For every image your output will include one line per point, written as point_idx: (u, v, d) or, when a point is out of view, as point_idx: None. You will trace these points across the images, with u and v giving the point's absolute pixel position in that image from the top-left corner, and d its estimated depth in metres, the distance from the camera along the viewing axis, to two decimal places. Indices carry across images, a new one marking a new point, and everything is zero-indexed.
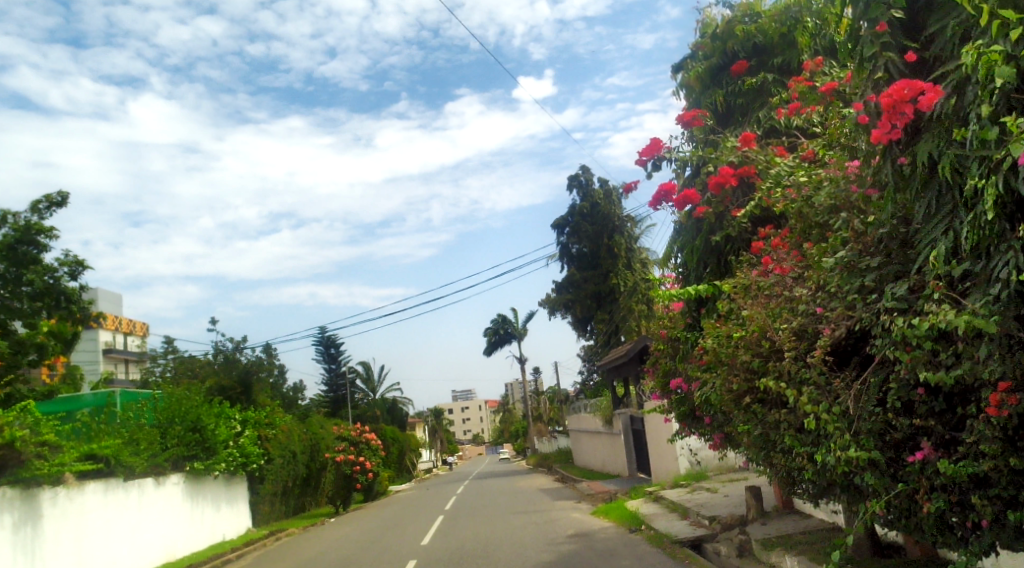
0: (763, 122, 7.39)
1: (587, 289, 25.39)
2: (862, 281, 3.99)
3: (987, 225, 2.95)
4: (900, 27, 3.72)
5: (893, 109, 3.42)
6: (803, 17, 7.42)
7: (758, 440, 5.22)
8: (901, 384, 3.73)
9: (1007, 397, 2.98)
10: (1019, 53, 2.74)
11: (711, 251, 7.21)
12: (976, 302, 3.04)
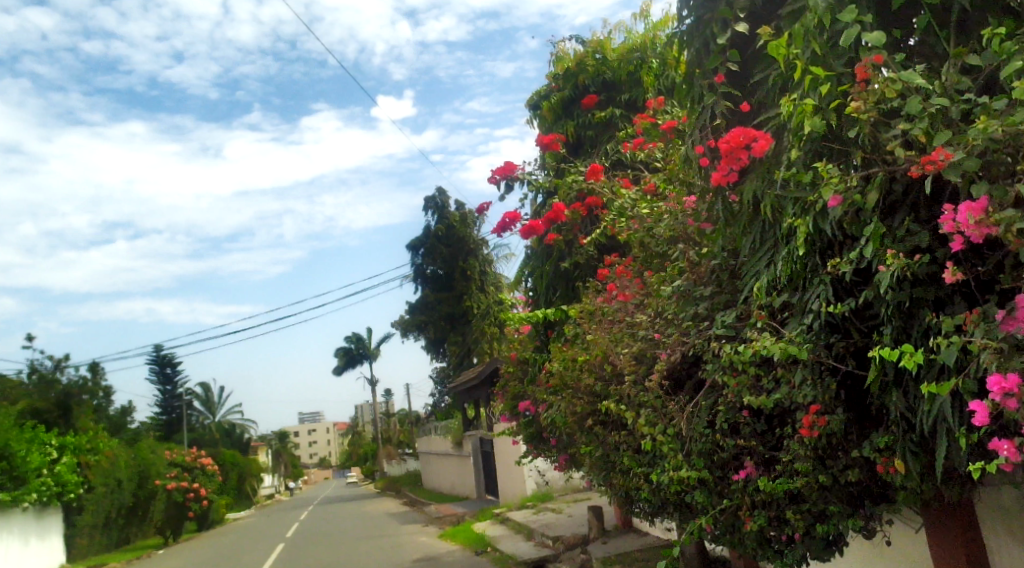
0: (611, 155, 7.71)
1: (442, 310, 25.30)
2: (696, 309, 4.23)
3: (798, 261, 3.17)
4: (730, 76, 3.96)
5: (730, 154, 3.57)
6: (649, 57, 7.81)
7: (599, 461, 5.35)
8: (728, 407, 3.96)
9: (817, 418, 3.22)
10: (827, 106, 2.87)
11: (560, 276, 7.41)
12: (793, 330, 3.25)
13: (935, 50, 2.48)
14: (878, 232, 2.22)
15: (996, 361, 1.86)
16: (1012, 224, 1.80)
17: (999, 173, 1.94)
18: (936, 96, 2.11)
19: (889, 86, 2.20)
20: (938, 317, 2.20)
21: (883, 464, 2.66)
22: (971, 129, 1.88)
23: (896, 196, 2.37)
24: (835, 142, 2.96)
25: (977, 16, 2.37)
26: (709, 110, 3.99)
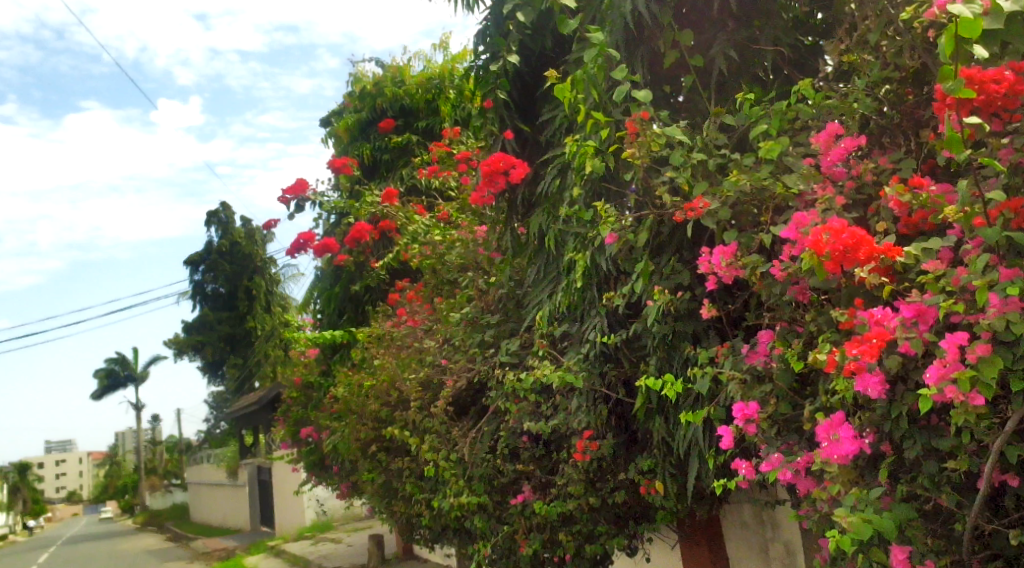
0: (406, 180, 7.66)
1: (219, 331, 23.55)
2: (482, 336, 4.28)
3: (576, 293, 3.31)
4: (518, 110, 4.01)
5: (489, 177, 3.74)
6: (446, 88, 7.85)
7: (381, 489, 5.19)
8: (510, 432, 4.03)
9: (589, 443, 3.35)
10: (607, 150, 2.85)
11: (350, 299, 7.19)
12: (572, 358, 3.39)
13: (698, 108, 2.65)
14: (647, 269, 2.30)
15: (740, 391, 2.02)
16: (756, 267, 1.98)
17: (747, 222, 2.12)
18: (695, 151, 2.20)
19: (653, 139, 2.18)
20: (695, 351, 2.36)
21: (644, 486, 2.81)
22: (725, 181, 2.04)
23: (663, 238, 2.45)
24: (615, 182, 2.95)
25: (733, 77, 2.60)
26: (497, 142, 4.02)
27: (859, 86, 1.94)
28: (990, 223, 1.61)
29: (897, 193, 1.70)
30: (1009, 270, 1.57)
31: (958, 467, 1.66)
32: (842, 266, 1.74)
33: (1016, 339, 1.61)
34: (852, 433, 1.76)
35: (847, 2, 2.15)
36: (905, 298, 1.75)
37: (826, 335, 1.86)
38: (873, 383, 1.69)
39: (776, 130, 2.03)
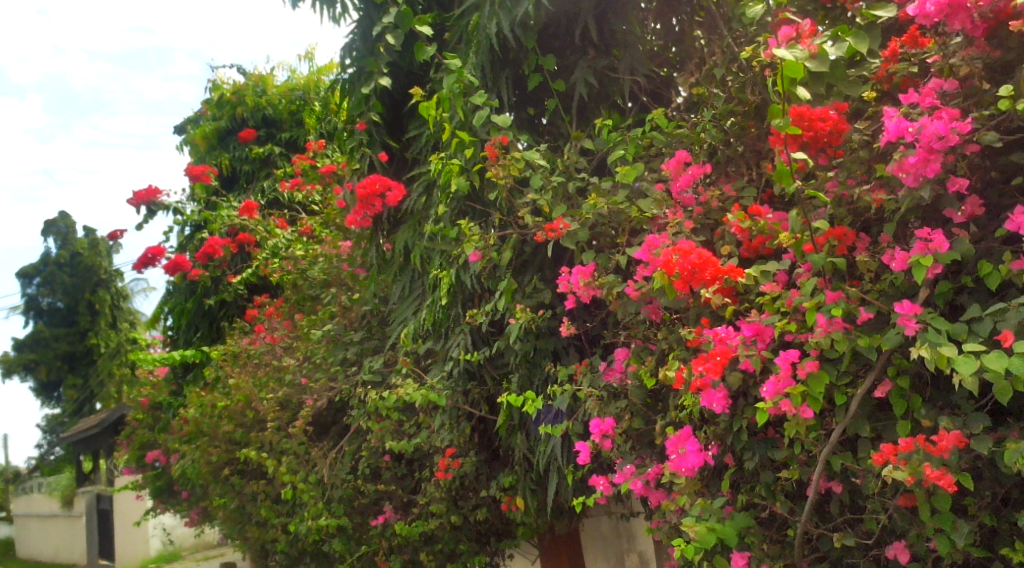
0: (268, 193, 7.22)
1: (58, 348, 21.55)
2: (345, 354, 4.15)
3: (440, 310, 3.22)
4: (387, 127, 3.61)
5: (364, 201, 3.45)
6: (309, 100, 7.46)
7: (233, 514, 4.88)
8: (371, 451, 3.90)
9: (452, 461, 3.28)
10: (475, 168, 2.39)
11: (204, 315, 6.76)
12: (434, 376, 3.28)
13: (560, 133, 2.58)
14: (511, 288, 2.29)
15: (597, 407, 2.08)
16: (612, 288, 2.04)
17: (605, 243, 2.19)
18: (556, 173, 2.24)
19: (514, 162, 2.16)
20: (555, 368, 2.37)
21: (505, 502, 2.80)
22: (584, 204, 2.11)
23: (526, 256, 2.46)
24: (476, 201, 2.71)
25: (593, 104, 2.54)
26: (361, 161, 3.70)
27: (706, 118, 2.05)
28: (816, 249, 1.77)
29: (738, 219, 1.84)
30: (834, 292, 1.72)
31: (790, 475, 1.79)
32: (690, 285, 1.84)
33: (840, 356, 1.76)
34: (698, 446, 1.87)
35: (699, 37, 2.29)
36: (746, 317, 1.87)
37: (675, 352, 1.95)
38: (718, 398, 1.80)
39: (632, 156, 2.12)
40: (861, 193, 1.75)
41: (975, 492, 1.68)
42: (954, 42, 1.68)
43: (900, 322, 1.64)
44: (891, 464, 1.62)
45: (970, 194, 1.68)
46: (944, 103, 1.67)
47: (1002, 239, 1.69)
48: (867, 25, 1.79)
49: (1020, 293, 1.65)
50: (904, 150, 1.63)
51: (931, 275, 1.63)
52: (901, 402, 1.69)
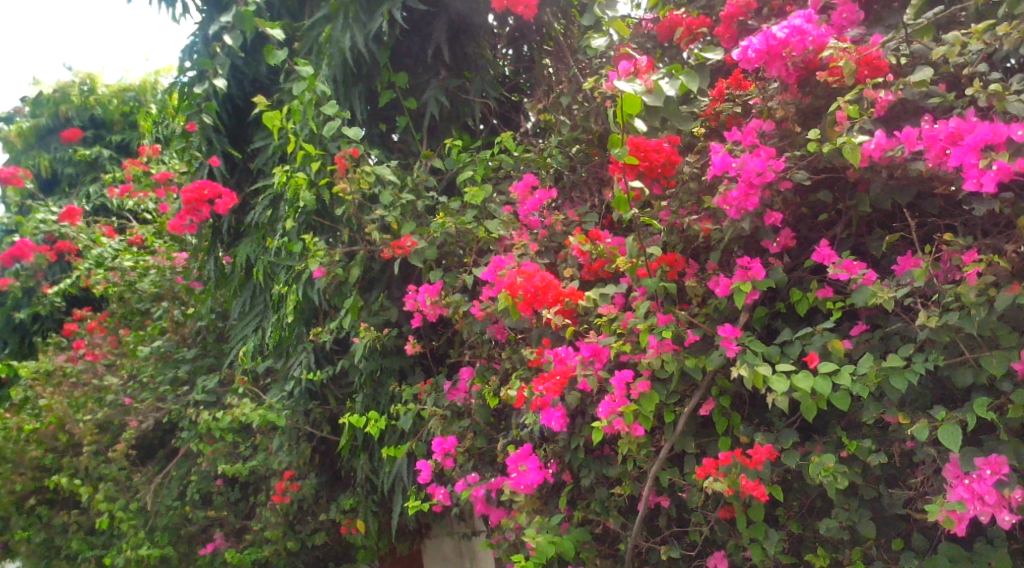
0: (92, 199, 5.62)
1: None
2: (175, 372, 3.61)
3: (285, 326, 2.48)
4: (229, 135, 2.76)
5: (188, 209, 2.60)
6: (147, 101, 5.93)
7: (39, 557, 3.97)
8: (201, 475, 3.30)
9: (290, 483, 2.66)
10: (322, 181, 2.27)
11: (13, 329, 5.88)
12: (273, 397, 2.61)
13: (410, 151, 2.40)
14: (356, 304, 2.13)
15: (441, 426, 2.06)
16: (458, 306, 2.08)
17: (452, 262, 2.17)
18: (405, 191, 2.19)
19: (362, 176, 2.11)
20: (400, 388, 2.24)
21: (344, 526, 2.59)
22: (431, 223, 2.10)
23: (373, 274, 2.30)
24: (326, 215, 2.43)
25: (444, 124, 2.39)
26: (196, 167, 2.72)
27: (553, 144, 2.12)
28: (650, 274, 1.84)
29: (579, 242, 1.92)
30: (665, 315, 1.81)
31: (623, 490, 1.87)
32: (533, 306, 1.91)
33: (669, 377, 1.84)
34: (538, 463, 1.92)
35: (546, 65, 2.29)
36: (585, 338, 1.93)
37: (518, 372, 2.00)
38: (556, 417, 1.87)
39: (480, 178, 2.14)
40: (690, 222, 1.85)
41: (784, 503, 1.81)
42: (771, 86, 1.81)
43: (722, 344, 1.75)
44: (713, 476, 1.71)
45: (784, 227, 1.82)
46: (762, 141, 1.80)
47: (810, 270, 1.84)
48: (697, 64, 1.91)
49: (824, 319, 1.80)
50: (727, 184, 1.76)
51: (749, 300, 1.76)
52: (722, 419, 1.79)
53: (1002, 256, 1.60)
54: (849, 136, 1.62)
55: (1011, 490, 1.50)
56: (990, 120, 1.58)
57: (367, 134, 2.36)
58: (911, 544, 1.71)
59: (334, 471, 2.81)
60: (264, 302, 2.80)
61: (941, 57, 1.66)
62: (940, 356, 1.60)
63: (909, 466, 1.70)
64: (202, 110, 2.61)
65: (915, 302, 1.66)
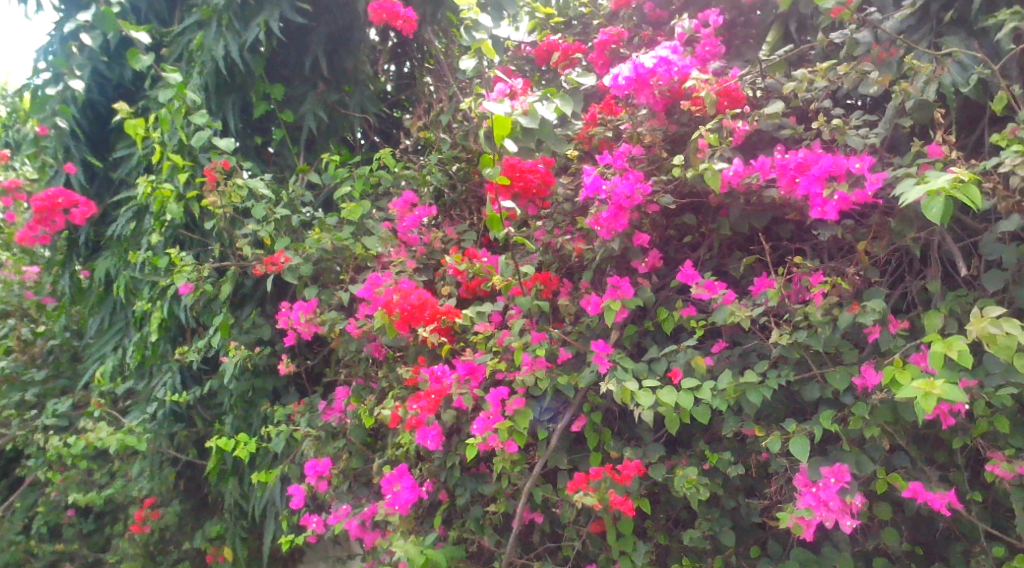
0: None
1: None
2: (22, 396, 3.31)
3: (149, 345, 2.39)
4: (88, 142, 2.60)
5: (39, 218, 2.45)
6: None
7: None
8: (49, 505, 3.04)
9: (151, 511, 2.52)
10: (190, 195, 2.19)
11: None
12: (133, 420, 2.46)
13: (287, 164, 2.34)
14: (226, 322, 2.06)
15: (314, 447, 2.03)
16: (334, 324, 2.05)
17: (329, 280, 2.14)
18: (280, 205, 2.13)
19: (235, 189, 2.05)
20: (271, 409, 2.17)
21: (210, 555, 2.46)
22: (307, 238, 2.06)
23: (245, 290, 2.23)
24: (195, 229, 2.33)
25: (323, 138, 2.35)
26: (49, 174, 2.55)
27: (432, 161, 2.12)
28: (524, 292, 1.88)
29: (455, 260, 1.93)
30: (539, 333, 1.84)
31: (497, 508, 1.88)
32: (409, 324, 1.90)
33: (543, 394, 1.87)
34: (413, 482, 1.90)
35: (427, 83, 2.32)
36: (461, 356, 1.94)
37: (394, 391, 1.98)
38: (432, 435, 1.87)
39: (358, 194, 2.12)
40: (564, 242, 1.90)
41: (652, 515, 1.87)
42: (640, 113, 1.88)
43: (594, 361, 1.79)
44: (583, 490, 1.74)
45: (651, 248, 1.89)
46: (631, 165, 1.86)
47: (676, 289, 1.92)
48: (571, 88, 1.96)
49: (688, 337, 1.88)
50: (598, 205, 1.81)
51: (619, 318, 1.81)
52: (594, 435, 1.83)
53: (845, 278, 1.72)
54: (710, 162, 1.70)
55: (852, 497, 1.59)
56: (832, 151, 1.71)
57: (239, 145, 2.27)
58: (766, 550, 1.81)
59: (201, 497, 2.67)
60: (126, 319, 2.66)
61: (790, 92, 1.78)
62: (791, 372, 1.70)
63: (765, 477, 1.79)
64: (56, 114, 2.43)
65: (769, 321, 1.75)
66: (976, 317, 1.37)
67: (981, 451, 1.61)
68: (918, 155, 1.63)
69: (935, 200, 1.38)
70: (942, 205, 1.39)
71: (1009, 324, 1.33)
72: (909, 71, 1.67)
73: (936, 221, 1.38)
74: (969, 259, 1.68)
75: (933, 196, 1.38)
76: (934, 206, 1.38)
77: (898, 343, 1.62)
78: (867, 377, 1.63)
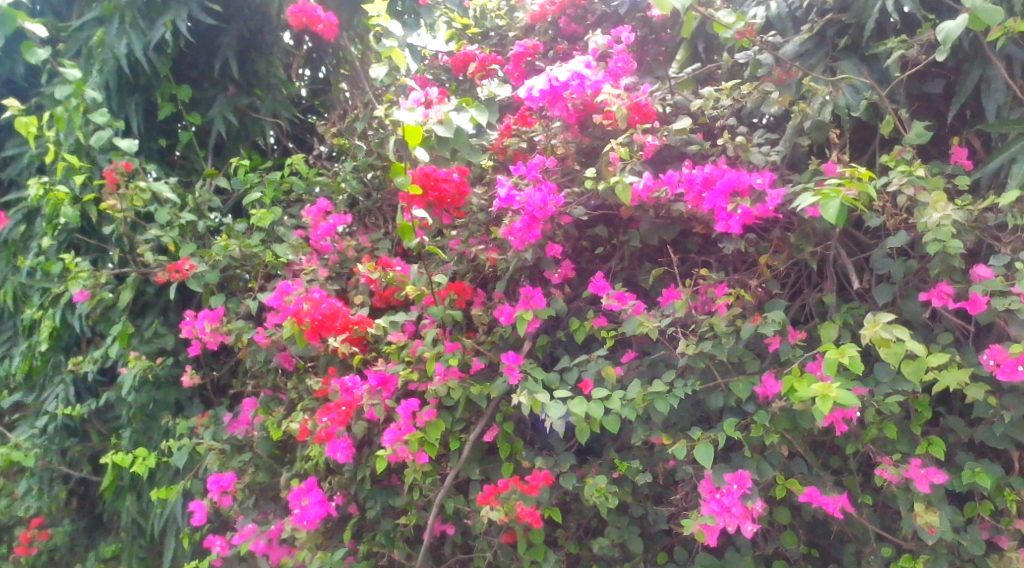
0: None
1: None
2: None
3: (39, 354, 2.26)
4: None
5: None
6: None
7: None
8: None
9: (38, 532, 2.36)
10: (87, 197, 2.09)
11: None
12: (20, 436, 2.32)
13: (194, 167, 2.29)
14: (124, 331, 1.99)
15: (218, 461, 1.94)
16: (242, 333, 1.99)
17: (237, 287, 2.10)
18: (186, 210, 2.07)
19: (137, 192, 1.97)
20: (173, 422, 2.09)
21: None
22: (213, 245, 1.99)
23: (147, 298, 2.14)
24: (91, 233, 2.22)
25: (232, 142, 2.31)
26: None
27: (347, 169, 2.10)
28: (437, 302, 1.86)
29: (368, 269, 1.88)
30: (452, 343, 1.82)
31: (408, 521, 1.86)
32: (320, 334, 1.86)
33: (455, 404, 1.86)
34: (322, 497, 1.85)
35: (342, 90, 2.31)
36: (373, 366, 1.91)
37: (303, 403, 1.95)
38: (341, 448, 1.83)
39: (269, 200, 2.08)
40: (478, 252, 1.90)
41: (563, 524, 1.89)
42: (555, 126, 1.91)
43: (505, 372, 1.78)
44: (491, 505, 1.73)
45: (563, 259, 1.91)
46: (545, 176, 1.88)
47: (587, 300, 1.95)
48: (487, 99, 1.96)
49: (600, 347, 1.90)
50: (511, 215, 1.81)
51: (531, 328, 1.82)
52: (506, 445, 1.83)
53: (749, 289, 1.78)
54: (621, 176, 1.72)
55: (753, 502, 1.65)
56: (737, 167, 1.76)
57: (142, 148, 2.19)
58: (673, 556, 1.85)
59: (95, 516, 2.53)
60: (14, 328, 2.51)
61: (697, 109, 1.85)
62: (696, 381, 1.74)
63: (672, 484, 1.83)
64: None
65: (676, 331, 1.79)
66: (869, 323, 1.41)
67: (872, 455, 1.69)
68: (815, 173, 1.71)
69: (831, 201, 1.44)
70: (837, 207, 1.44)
71: (898, 329, 1.39)
72: (807, 93, 1.75)
73: (832, 220, 1.43)
74: (861, 273, 1.77)
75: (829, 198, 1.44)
76: (831, 206, 1.43)
77: (797, 353, 1.68)
78: (768, 386, 1.67)
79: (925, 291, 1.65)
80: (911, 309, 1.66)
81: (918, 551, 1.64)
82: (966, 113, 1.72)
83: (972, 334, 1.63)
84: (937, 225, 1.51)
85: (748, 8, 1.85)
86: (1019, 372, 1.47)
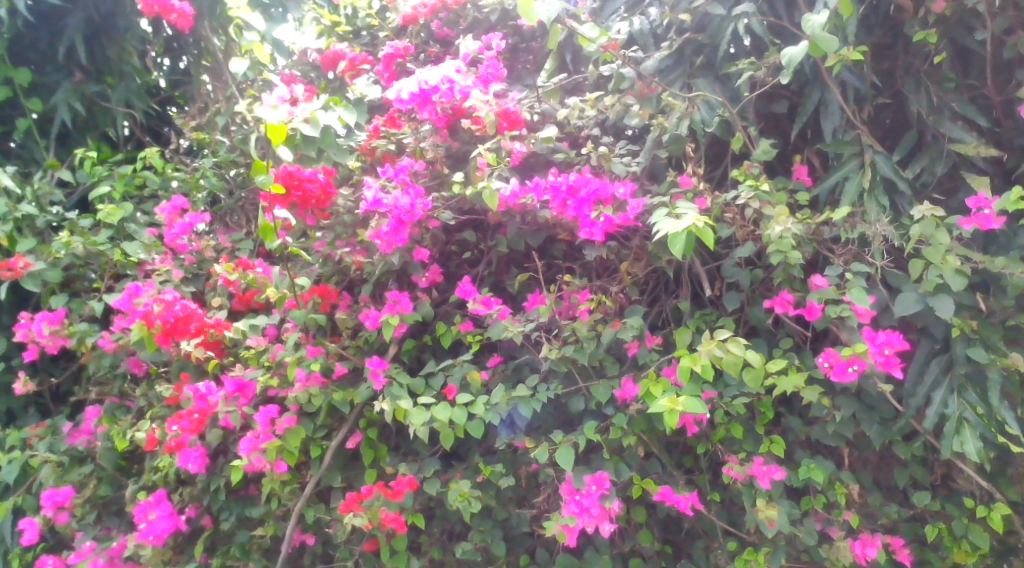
0: None
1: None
2: None
3: None
4: None
5: None
6: None
7: None
8: None
9: None
10: None
11: None
12: None
13: (31, 157, 2.16)
14: None
15: (54, 475, 1.83)
16: (85, 337, 1.88)
17: (81, 287, 1.97)
18: (23, 203, 1.94)
19: None
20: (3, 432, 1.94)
21: None
22: (53, 241, 1.87)
23: None
24: None
25: (78, 132, 2.21)
26: None
27: (207, 165, 2.02)
28: (300, 305, 1.80)
29: (225, 270, 1.81)
30: (315, 348, 1.76)
31: (265, 531, 1.80)
32: (172, 337, 1.77)
33: (317, 410, 1.80)
34: (170, 509, 1.77)
35: (204, 82, 2.24)
36: (230, 372, 1.83)
37: (153, 411, 1.84)
38: (193, 458, 1.74)
39: (119, 195, 1.99)
40: (342, 254, 1.86)
41: (427, 530, 1.89)
42: (423, 128, 1.91)
43: (369, 377, 1.75)
44: (355, 511, 1.71)
45: (431, 263, 1.91)
46: (413, 179, 1.86)
47: (455, 304, 1.95)
48: (356, 98, 1.88)
49: (466, 352, 1.91)
50: (378, 218, 1.78)
51: (396, 332, 1.78)
52: (369, 451, 1.81)
53: (609, 295, 1.83)
54: (488, 181, 1.71)
55: (611, 502, 1.68)
56: (600, 176, 1.81)
57: None
58: (534, 558, 1.89)
59: None
60: None
61: (563, 119, 1.89)
62: (559, 385, 1.76)
63: (534, 486, 1.86)
64: None
65: (540, 336, 1.81)
66: (707, 340, 1.53)
67: (720, 454, 1.78)
68: (672, 184, 1.77)
69: (678, 234, 1.46)
70: (684, 241, 1.46)
71: (732, 343, 1.51)
72: (666, 108, 1.81)
73: (679, 255, 1.46)
74: (713, 281, 1.86)
75: (676, 231, 1.46)
76: (677, 241, 1.45)
77: (653, 357, 1.74)
78: (626, 389, 1.72)
79: (769, 298, 1.75)
80: (757, 315, 1.77)
81: (759, 543, 1.74)
82: (807, 133, 1.85)
83: (809, 340, 1.75)
84: (779, 238, 1.60)
85: (612, 22, 1.91)
86: (849, 374, 1.58)
